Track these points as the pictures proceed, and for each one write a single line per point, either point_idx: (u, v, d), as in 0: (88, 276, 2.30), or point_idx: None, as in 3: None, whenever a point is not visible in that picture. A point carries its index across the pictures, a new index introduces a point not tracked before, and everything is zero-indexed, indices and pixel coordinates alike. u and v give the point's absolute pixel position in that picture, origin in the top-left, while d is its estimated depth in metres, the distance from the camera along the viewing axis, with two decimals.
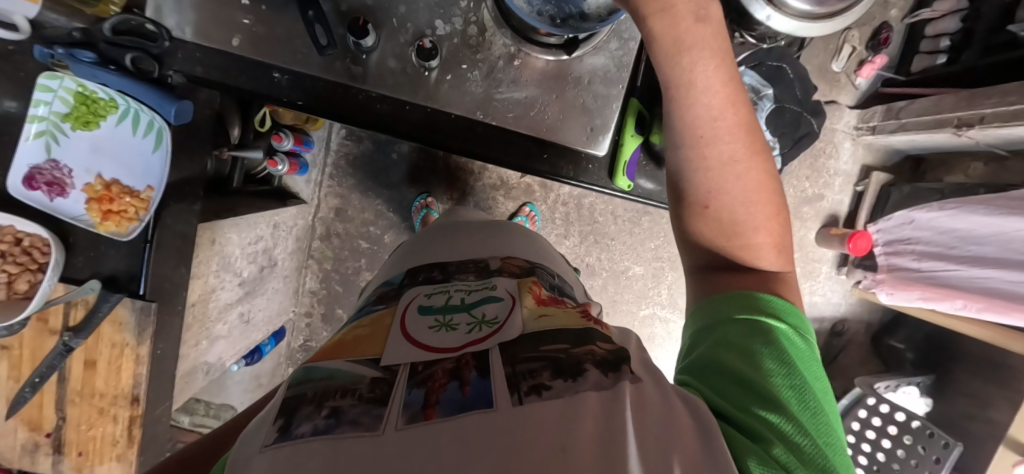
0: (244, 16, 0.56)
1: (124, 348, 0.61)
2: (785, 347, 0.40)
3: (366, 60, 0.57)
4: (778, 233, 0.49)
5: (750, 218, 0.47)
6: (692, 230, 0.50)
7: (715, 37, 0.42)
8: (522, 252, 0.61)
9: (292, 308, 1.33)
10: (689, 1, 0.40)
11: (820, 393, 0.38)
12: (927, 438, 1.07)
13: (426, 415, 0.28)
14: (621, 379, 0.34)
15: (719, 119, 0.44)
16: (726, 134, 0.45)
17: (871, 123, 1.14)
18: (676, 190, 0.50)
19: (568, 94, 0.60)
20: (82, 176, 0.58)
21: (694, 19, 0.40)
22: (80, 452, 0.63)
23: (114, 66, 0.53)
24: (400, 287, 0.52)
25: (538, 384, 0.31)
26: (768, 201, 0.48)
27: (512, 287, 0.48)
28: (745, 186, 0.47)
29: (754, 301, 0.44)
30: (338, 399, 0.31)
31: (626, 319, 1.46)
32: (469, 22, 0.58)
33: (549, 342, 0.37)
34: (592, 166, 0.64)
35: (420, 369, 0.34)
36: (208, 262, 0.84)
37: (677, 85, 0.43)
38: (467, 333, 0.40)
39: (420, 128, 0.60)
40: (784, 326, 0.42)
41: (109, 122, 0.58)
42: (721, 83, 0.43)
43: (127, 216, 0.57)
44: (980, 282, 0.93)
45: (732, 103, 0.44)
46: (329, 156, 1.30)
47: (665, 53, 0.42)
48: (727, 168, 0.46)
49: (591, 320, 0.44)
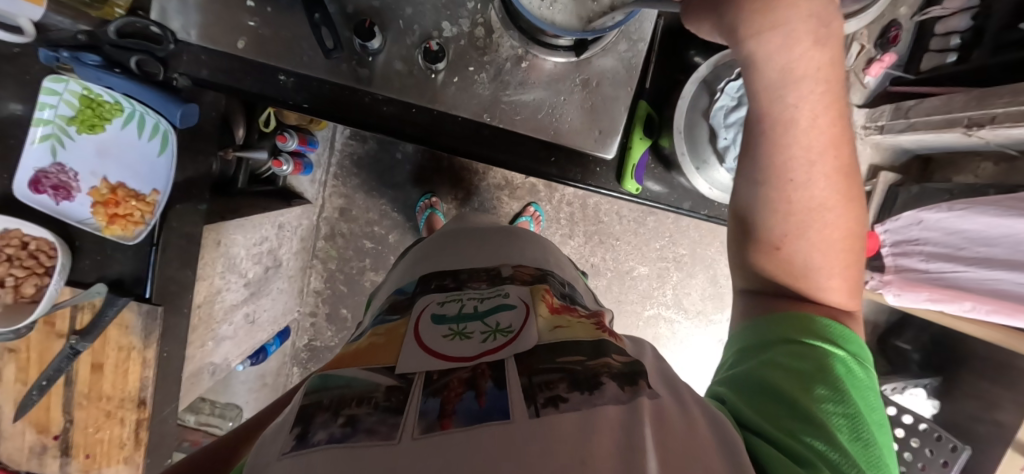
0: (249, 18, 0.55)
1: (131, 351, 0.61)
2: (840, 375, 0.38)
3: (372, 62, 0.56)
4: (854, 277, 0.44)
5: (824, 265, 0.42)
6: (759, 264, 0.46)
7: (832, 69, 0.36)
8: (532, 258, 0.61)
9: (297, 308, 1.33)
10: (812, 20, 0.34)
11: (875, 426, 0.37)
12: (934, 441, 1.06)
13: (443, 425, 0.28)
14: (638, 393, 0.33)
15: (817, 160, 0.39)
16: (818, 172, 0.39)
17: (880, 122, 1.09)
18: (743, 225, 0.46)
19: (577, 96, 0.59)
20: (88, 179, 0.58)
21: (812, 42, 0.34)
22: (88, 454, 0.63)
23: (119, 69, 0.54)
24: (413, 295, 0.52)
25: (554, 396, 0.31)
26: (851, 247, 0.43)
27: (525, 295, 0.47)
28: (830, 233, 0.42)
29: (813, 323, 0.42)
30: (353, 407, 0.31)
31: (631, 320, 1.46)
32: (476, 24, 0.57)
33: (564, 354, 0.36)
34: (600, 168, 0.63)
35: (435, 377, 0.34)
36: (214, 263, 0.84)
37: (776, 116, 0.38)
38: (482, 342, 0.39)
39: (423, 130, 0.60)
40: (843, 352, 0.40)
41: (114, 125, 0.57)
42: (830, 119, 0.38)
43: (133, 219, 0.57)
44: (991, 284, 0.92)
45: (835, 142, 0.39)
46: (333, 156, 1.30)
47: (771, 78, 0.37)
48: (814, 213, 0.41)
49: (605, 332, 0.44)
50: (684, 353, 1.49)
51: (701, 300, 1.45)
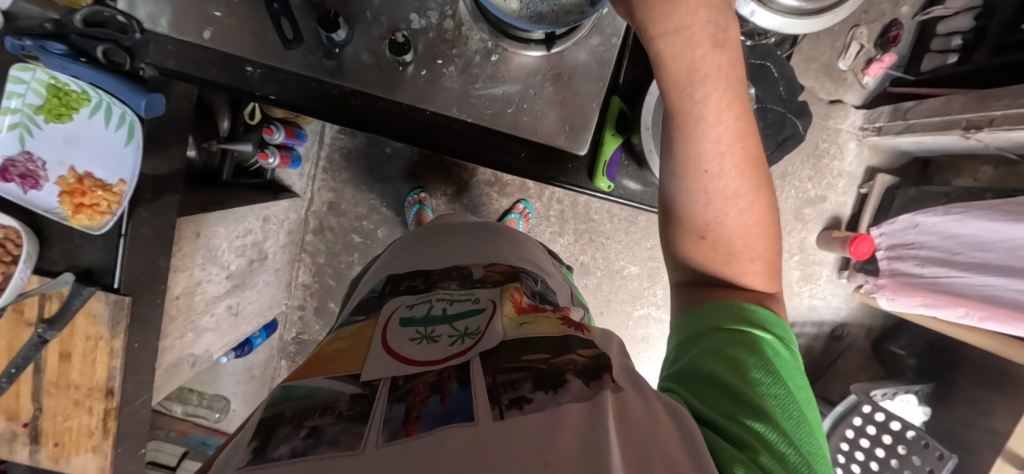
0: (215, 8, 0.55)
1: (98, 340, 0.61)
2: (770, 357, 0.38)
3: (340, 54, 0.56)
4: (770, 258, 0.46)
5: (745, 250, 0.44)
6: (685, 253, 0.46)
7: (732, 65, 0.36)
8: (507, 256, 0.59)
9: (285, 301, 1.33)
10: (708, 22, 0.34)
11: (805, 405, 0.37)
12: (921, 448, 1.05)
13: (407, 431, 0.27)
14: (602, 388, 0.33)
15: (726, 152, 0.40)
16: (728, 162, 0.40)
17: (878, 123, 1.12)
18: (668, 217, 0.46)
19: (548, 91, 0.59)
20: (56, 168, 0.57)
21: (711, 45, 0.35)
22: (56, 442, 0.64)
23: (85, 58, 0.53)
24: (383, 295, 0.52)
25: (519, 396, 0.30)
26: (765, 231, 0.44)
27: (495, 296, 0.47)
28: (746, 220, 0.43)
29: (742, 311, 0.42)
30: (316, 418, 0.30)
31: (621, 319, 1.45)
32: (445, 16, 0.56)
33: (530, 352, 0.36)
34: (572, 165, 0.62)
35: (400, 384, 0.33)
36: (193, 255, 0.84)
37: (684, 114, 0.38)
38: (449, 346, 0.38)
39: (416, 132, 0.59)
40: (771, 335, 0.40)
41: (82, 115, 0.56)
42: (734, 114, 0.38)
43: (99, 209, 0.56)
44: (984, 290, 0.89)
45: (741, 135, 0.40)
46: (323, 150, 1.30)
47: (675, 77, 0.36)
48: (729, 201, 0.42)
49: (571, 327, 0.43)
50: None
51: None
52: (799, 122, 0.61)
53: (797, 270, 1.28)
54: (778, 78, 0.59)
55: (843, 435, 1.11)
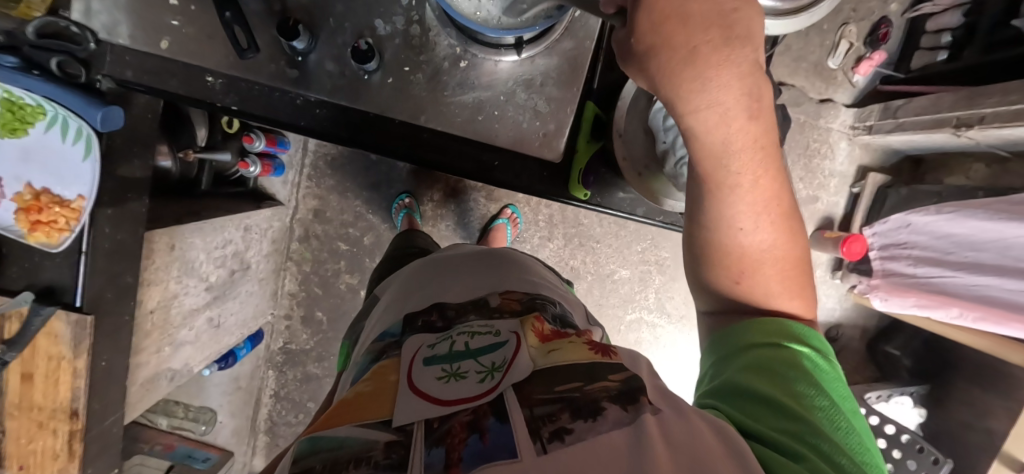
0: (172, 17, 0.53)
1: (61, 361, 0.59)
2: (813, 371, 0.38)
3: (303, 63, 0.54)
4: (801, 284, 0.45)
5: (781, 289, 0.44)
6: (711, 281, 0.46)
7: (758, 107, 0.36)
8: (519, 281, 0.58)
9: (270, 311, 1.31)
10: (731, 68, 0.34)
11: (850, 414, 0.37)
12: (916, 453, 1.03)
13: (451, 472, 0.27)
14: (641, 410, 0.32)
15: (753, 189, 0.40)
16: (749, 200, 0.41)
17: (868, 122, 1.10)
18: (695, 248, 0.46)
19: (521, 97, 0.57)
20: (13, 184, 0.55)
21: (741, 94, 0.35)
22: (21, 465, 0.62)
23: (38, 71, 0.51)
24: (401, 336, 0.49)
25: (558, 428, 0.30)
26: (794, 262, 0.44)
27: (516, 327, 0.45)
28: (778, 261, 0.43)
29: (777, 326, 0.42)
30: (352, 470, 0.29)
31: (612, 324, 1.43)
32: (411, 22, 0.54)
33: (561, 382, 0.35)
34: (547, 174, 0.61)
35: (435, 426, 0.33)
36: (167, 268, 0.83)
37: (707, 154, 0.39)
38: (479, 383, 0.37)
39: (403, 141, 0.58)
40: (808, 349, 0.40)
41: (38, 129, 0.54)
42: (758, 152, 0.39)
43: (57, 226, 0.54)
44: (978, 290, 0.88)
45: (767, 174, 0.40)
46: (307, 157, 1.28)
47: (698, 122, 0.37)
48: (756, 240, 0.42)
49: (601, 352, 0.40)
50: (668, 359, 1.46)
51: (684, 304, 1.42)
52: (777, 125, 0.59)
53: None
54: None
55: None
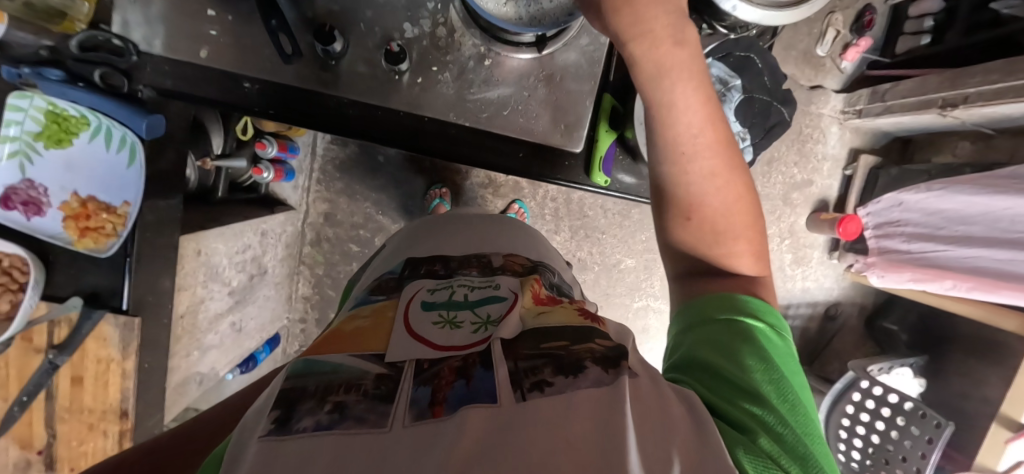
0: (210, 27, 0.56)
1: (110, 362, 0.62)
2: (764, 345, 0.40)
3: (336, 66, 0.57)
4: (756, 240, 0.47)
5: (730, 229, 0.46)
6: (676, 239, 0.48)
7: (693, 60, 0.42)
8: (524, 248, 0.62)
9: (286, 315, 1.33)
10: (667, 26, 0.40)
11: (799, 389, 0.38)
12: (920, 419, 1.05)
13: (434, 412, 0.28)
14: (621, 373, 0.33)
15: (700, 137, 0.44)
16: (703, 154, 0.44)
17: (858, 106, 1.15)
18: (658, 199, 0.49)
19: (541, 92, 0.60)
20: (58, 193, 0.58)
21: (673, 42, 0.40)
22: (72, 467, 0.64)
23: (83, 83, 0.54)
24: (402, 278, 0.53)
25: (540, 380, 0.31)
26: (747, 213, 0.46)
27: (515, 286, 0.48)
28: (727, 200, 0.45)
29: (732, 299, 0.43)
30: (341, 394, 0.30)
31: (620, 311, 1.47)
32: (437, 24, 0.58)
33: (550, 340, 0.36)
34: (570, 163, 0.63)
35: (426, 366, 0.34)
36: (195, 273, 0.84)
37: (658, 103, 0.43)
38: (473, 332, 0.39)
39: (408, 132, 0.60)
40: (762, 325, 0.42)
41: (82, 139, 0.57)
42: (701, 101, 0.43)
43: (104, 232, 0.57)
44: (971, 262, 0.93)
45: (710, 118, 0.44)
46: (316, 161, 1.30)
47: (647, 72, 0.42)
48: (706, 180, 0.45)
49: (588, 318, 0.44)
50: None
51: None
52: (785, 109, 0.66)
53: (788, 253, 1.31)
54: (762, 68, 0.65)
55: (844, 411, 1.15)
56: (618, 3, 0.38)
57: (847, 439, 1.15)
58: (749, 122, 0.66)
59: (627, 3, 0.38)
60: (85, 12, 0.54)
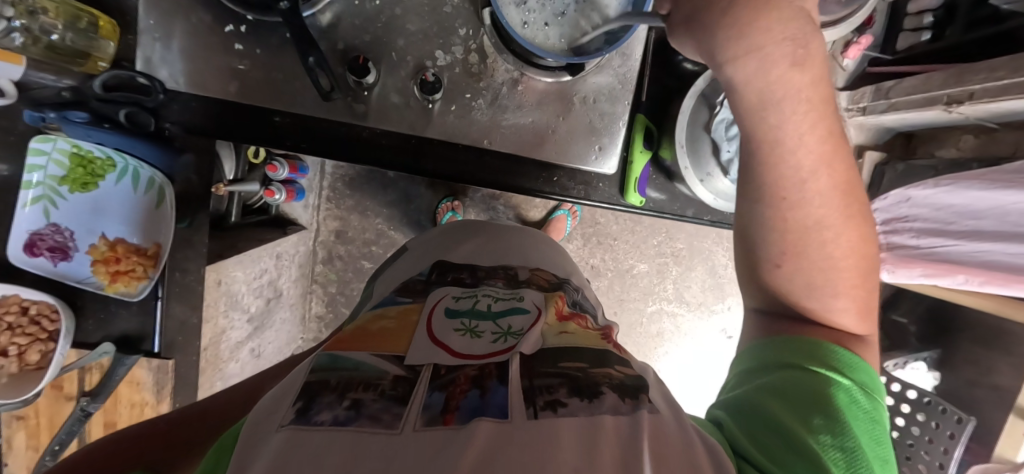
0: (238, 62, 0.54)
1: (145, 406, 0.63)
2: (841, 404, 0.38)
3: (367, 97, 0.56)
4: (861, 296, 0.46)
5: (827, 283, 0.44)
6: (763, 284, 0.48)
7: (813, 84, 0.38)
8: (550, 263, 0.60)
9: (300, 335, 1.31)
10: (785, 40, 0.36)
11: (875, 459, 0.35)
12: (939, 414, 1.06)
13: (445, 420, 0.28)
14: (639, 406, 0.33)
15: (809, 179, 0.41)
16: (816, 195, 0.42)
17: (863, 103, 1.09)
18: (743, 239, 0.47)
19: (574, 114, 0.60)
20: (85, 237, 0.56)
21: (790, 64, 0.36)
22: None
23: (109, 124, 0.53)
24: (429, 283, 0.51)
25: (554, 400, 0.31)
26: (855, 268, 0.45)
27: (539, 300, 0.47)
28: (827, 250, 0.43)
29: (821, 350, 0.42)
30: (359, 391, 0.30)
31: (634, 317, 1.46)
32: (469, 50, 0.58)
33: (567, 360, 0.37)
34: (603, 184, 0.63)
35: (443, 373, 0.34)
36: (217, 303, 0.83)
37: (764, 138, 0.41)
38: (493, 343, 0.39)
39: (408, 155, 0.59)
40: (847, 383, 0.40)
41: (108, 181, 0.55)
42: (815, 138, 0.40)
43: (135, 275, 0.56)
44: (981, 256, 0.94)
45: (827, 159, 0.41)
46: (325, 179, 1.28)
47: (749, 100, 0.39)
48: (813, 231, 0.43)
49: (610, 342, 0.44)
50: (691, 346, 1.50)
51: (701, 292, 1.47)
52: None
53: None
54: None
55: None
56: (723, 20, 0.36)
57: None
58: None
59: (735, 19, 0.35)
60: (110, 52, 0.52)
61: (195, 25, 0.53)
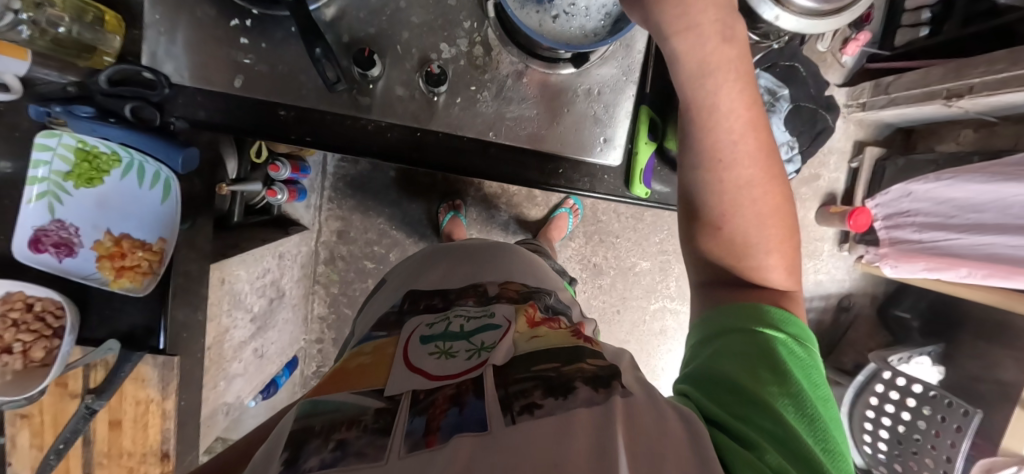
0: (243, 55, 0.54)
1: (150, 404, 0.62)
2: (783, 357, 0.38)
3: (373, 89, 0.56)
4: (788, 254, 0.46)
5: (762, 240, 0.44)
6: (703, 254, 0.47)
7: (743, 62, 0.40)
8: (521, 273, 0.57)
9: (303, 336, 1.31)
10: (717, 21, 0.38)
11: (821, 403, 0.36)
12: (946, 408, 1.02)
13: (427, 442, 0.28)
14: (612, 393, 0.32)
15: (740, 141, 0.42)
16: (746, 155, 0.42)
17: (861, 99, 1.14)
18: (686, 211, 0.47)
19: (578, 106, 0.60)
20: (90, 233, 0.56)
21: (722, 39, 0.38)
22: None
23: (114, 118, 0.52)
24: (401, 313, 0.49)
25: (529, 403, 0.31)
26: (782, 223, 0.45)
27: (510, 314, 0.45)
28: (755, 208, 0.43)
29: (756, 310, 0.42)
30: (344, 430, 0.30)
31: (637, 315, 1.46)
32: (474, 43, 0.58)
33: (541, 362, 0.36)
34: (609, 176, 0.63)
35: (422, 397, 0.33)
36: (220, 302, 0.82)
37: (699, 104, 0.41)
38: (467, 360, 0.37)
39: (405, 145, 0.59)
40: (784, 335, 0.40)
41: (113, 176, 0.55)
42: (745, 105, 0.41)
43: (141, 271, 0.56)
44: (984, 248, 0.93)
45: (752, 121, 0.42)
46: (326, 179, 1.28)
47: (690, 71, 0.40)
48: (742, 190, 0.43)
49: (582, 339, 0.42)
50: None
51: None
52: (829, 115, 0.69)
53: None
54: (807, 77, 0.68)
55: (867, 402, 1.16)
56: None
57: (873, 431, 1.14)
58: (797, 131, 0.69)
59: None
60: (116, 45, 0.52)
61: (200, 19, 0.53)
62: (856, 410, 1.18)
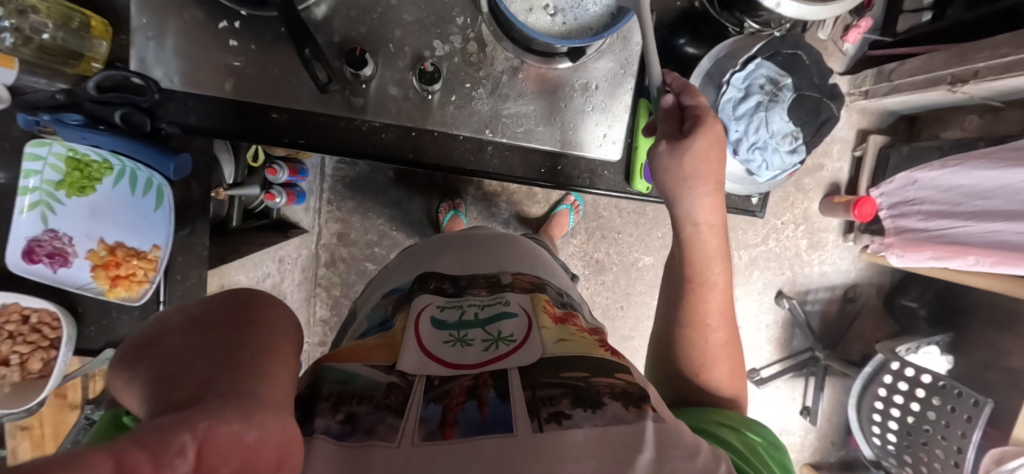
0: (233, 58, 0.54)
1: None
2: (760, 451, 0.40)
3: (366, 89, 0.55)
4: (733, 362, 0.54)
5: (716, 339, 0.53)
6: (675, 335, 0.55)
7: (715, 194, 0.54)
8: (530, 263, 0.55)
9: (305, 339, 1.30)
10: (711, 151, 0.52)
11: None
12: (955, 397, 1.00)
13: (445, 434, 0.27)
14: (644, 415, 0.31)
15: (705, 247, 0.55)
16: (711, 261, 0.55)
17: (864, 88, 1.12)
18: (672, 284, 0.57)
19: (574, 101, 0.59)
20: (83, 242, 0.55)
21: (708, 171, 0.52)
22: None
23: (103, 126, 0.50)
24: (411, 292, 0.47)
25: (557, 412, 0.29)
26: (728, 332, 0.54)
27: (526, 303, 0.43)
28: (723, 361, 0.53)
29: (742, 418, 0.45)
30: (353, 403, 0.29)
31: (642, 311, 1.44)
32: (468, 39, 0.57)
33: (570, 369, 0.34)
34: (609, 172, 0.62)
35: (437, 383, 0.32)
36: None
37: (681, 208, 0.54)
38: (485, 351, 0.36)
39: (401, 146, 0.57)
40: (762, 441, 0.42)
41: (105, 184, 0.54)
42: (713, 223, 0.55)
43: (137, 279, 0.55)
44: (993, 235, 0.91)
45: (716, 248, 0.55)
46: (325, 181, 1.27)
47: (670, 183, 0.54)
48: (707, 288, 0.55)
49: (609, 350, 0.39)
50: None
51: None
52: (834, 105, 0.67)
53: (803, 239, 1.29)
54: (810, 66, 0.65)
55: (875, 394, 1.12)
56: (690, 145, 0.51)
57: (882, 422, 1.12)
58: (800, 121, 0.66)
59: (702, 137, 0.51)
60: (103, 51, 0.52)
61: (188, 21, 0.53)
62: (864, 402, 1.15)
